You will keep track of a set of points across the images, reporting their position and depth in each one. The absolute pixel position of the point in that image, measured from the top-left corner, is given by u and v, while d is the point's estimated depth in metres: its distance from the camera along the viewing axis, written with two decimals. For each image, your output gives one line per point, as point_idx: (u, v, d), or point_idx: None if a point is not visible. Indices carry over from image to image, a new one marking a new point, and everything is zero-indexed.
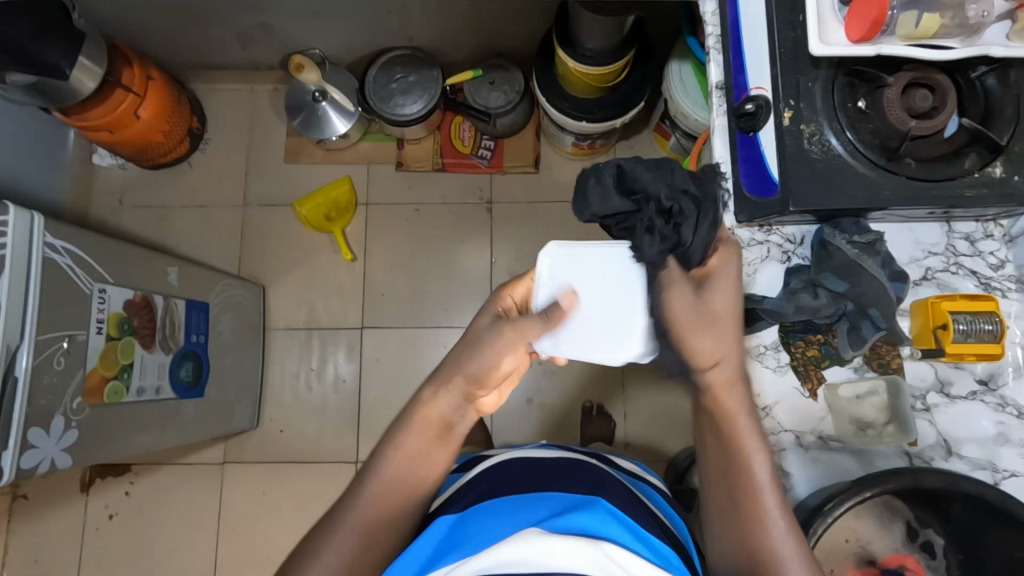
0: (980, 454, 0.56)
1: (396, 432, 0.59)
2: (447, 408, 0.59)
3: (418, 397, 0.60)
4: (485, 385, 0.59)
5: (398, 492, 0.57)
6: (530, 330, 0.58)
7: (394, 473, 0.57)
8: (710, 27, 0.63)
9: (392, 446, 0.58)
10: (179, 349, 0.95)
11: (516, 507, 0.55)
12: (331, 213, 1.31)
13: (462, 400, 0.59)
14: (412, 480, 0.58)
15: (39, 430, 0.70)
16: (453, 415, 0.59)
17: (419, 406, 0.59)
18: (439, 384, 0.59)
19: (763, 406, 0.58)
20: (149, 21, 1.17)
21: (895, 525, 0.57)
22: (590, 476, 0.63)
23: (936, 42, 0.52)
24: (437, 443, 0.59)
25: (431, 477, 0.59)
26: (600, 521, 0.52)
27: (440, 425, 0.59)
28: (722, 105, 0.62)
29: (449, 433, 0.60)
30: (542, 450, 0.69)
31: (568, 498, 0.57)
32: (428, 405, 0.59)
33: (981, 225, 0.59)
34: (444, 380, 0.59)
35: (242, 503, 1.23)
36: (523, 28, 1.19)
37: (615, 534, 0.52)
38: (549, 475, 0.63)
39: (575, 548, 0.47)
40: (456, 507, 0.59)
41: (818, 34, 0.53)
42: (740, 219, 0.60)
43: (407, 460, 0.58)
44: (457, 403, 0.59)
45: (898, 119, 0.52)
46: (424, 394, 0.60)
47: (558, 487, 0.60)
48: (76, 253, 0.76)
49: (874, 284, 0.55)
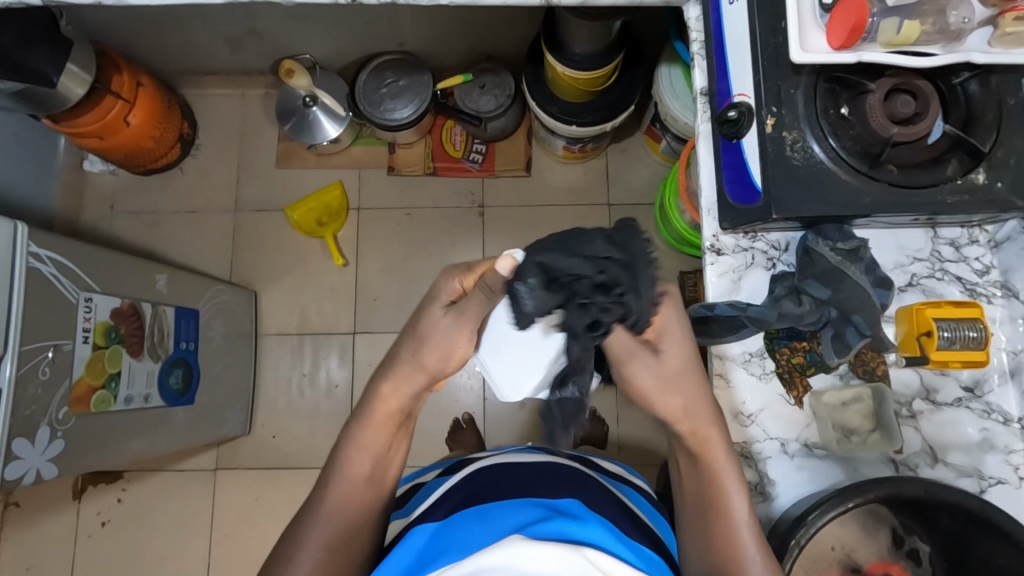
0: (965, 461, 0.56)
1: (356, 429, 0.57)
2: (403, 398, 0.56)
3: (372, 390, 0.57)
4: (442, 376, 0.56)
5: (358, 493, 0.57)
6: (476, 310, 0.50)
7: (359, 471, 0.57)
8: (694, 33, 0.63)
9: (352, 443, 0.57)
10: (168, 356, 0.95)
11: (498, 512, 0.55)
12: (323, 217, 1.30)
13: (421, 391, 0.57)
14: (377, 475, 0.58)
15: (24, 440, 0.70)
16: (411, 404, 0.57)
17: (375, 401, 0.56)
18: (396, 379, 0.56)
19: (747, 414, 0.58)
20: (138, 27, 1.17)
21: (882, 531, 0.56)
22: (572, 480, 0.63)
23: (918, 48, 0.52)
24: (393, 435, 0.58)
25: (391, 464, 0.59)
26: (580, 527, 0.52)
27: (397, 417, 0.57)
28: (705, 111, 0.63)
29: (405, 422, 0.59)
30: (529, 455, 0.69)
31: (550, 503, 0.56)
32: (385, 400, 0.56)
33: (967, 231, 0.59)
34: (397, 371, 0.55)
35: (234, 509, 1.23)
36: (512, 31, 1.19)
37: (593, 537, 0.51)
38: (533, 479, 0.62)
39: (557, 555, 0.46)
40: (436, 515, 0.58)
41: (799, 41, 0.52)
42: (724, 226, 0.60)
43: (372, 457, 0.57)
44: (413, 394, 0.56)
45: (880, 126, 0.52)
46: (378, 387, 0.57)
47: (541, 491, 0.59)
48: (61, 262, 0.75)
49: (857, 290, 0.55)
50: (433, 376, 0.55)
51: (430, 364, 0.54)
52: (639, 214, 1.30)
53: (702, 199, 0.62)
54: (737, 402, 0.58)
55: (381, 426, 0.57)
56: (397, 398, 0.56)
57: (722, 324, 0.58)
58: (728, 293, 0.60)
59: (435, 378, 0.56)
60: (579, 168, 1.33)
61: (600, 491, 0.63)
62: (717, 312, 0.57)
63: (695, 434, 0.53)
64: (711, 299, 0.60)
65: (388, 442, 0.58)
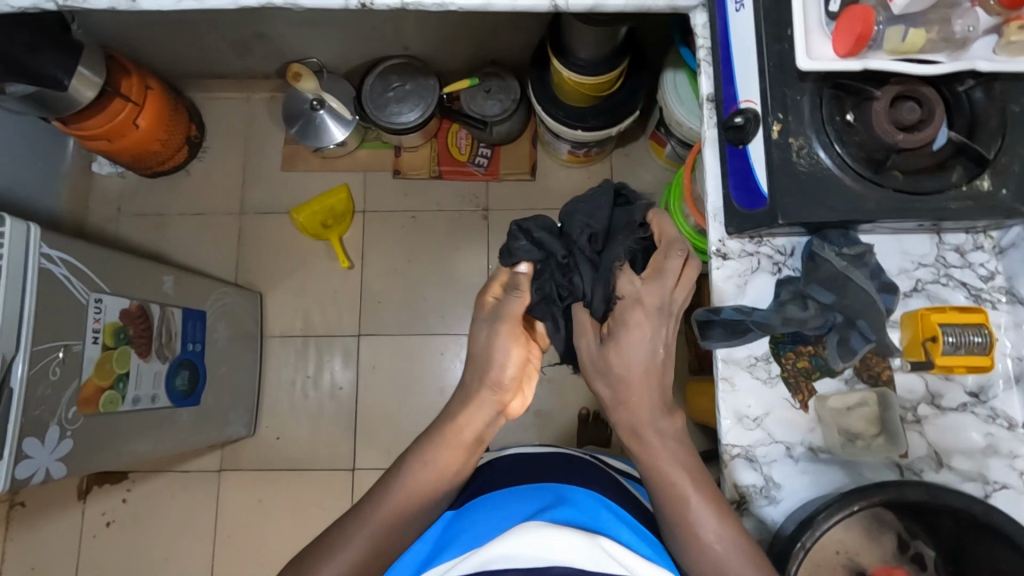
0: (970, 466, 0.56)
1: (424, 447, 0.58)
2: (480, 423, 0.60)
3: (449, 415, 0.60)
4: (509, 390, 0.60)
5: (414, 502, 0.56)
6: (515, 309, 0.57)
7: (426, 488, 0.57)
8: (700, 40, 0.64)
9: (419, 461, 0.58)
10: (175, 357, 0.95)
11: (508, 505, 0.55)
12: (328, 220, 1.31)
13: (495, 413, 0.60)
14: (434, 492, 0.57)
15: (34, 439, 0.70)
16: (485, 428, 0.60)
17: (452, 424, 0.59)
18: (469, 400, 0.60)
19: (754, 417, 0.58)
20: (148, 30, 1.18)
21: (886, 537, 0.56)
22: (584, 469, 0.64)
23: (922, 56, 0.52)
24: (465, 460, 0.59)
25: (455, 488, 0.59)
26: (594, 516, 0.53)
27: (473, 441, 0.60)
28: (712, 116, 0.63)
29: (477, 447, 0.60)
30: (537, 448, 0.70)
31: (563, 490, 0.57)
32: (461, 422, 0.59)
33: (972, 237, 0.59)
34: (471, 397, 0.60)
35: (239, 510, 1.23)
36: (519, 37, 1.20)
37: (613, 529, 0.52)
38: (542, 470, 0.63)
39: (568, 542, 0.46)
40: (452, 503, 0.60)
41: (805, 48, 0.53)
42: (730, 230, 0.60)
43: (439, 476, 0.58)
44: (490, 418, 0.60)
45: (887, 132, 0.52)
46: (453, 411, 0.60)
47: (554, 480, 0.60)
48: (72, 263, 0.76)
49: (862, 296, 0.56)
50: (500, 396, 0.59)
51: (492, 377, 0.58)
52: None
53: (708, 205, 0.62)
54: (742, 406, 0.58)
55: (455, 447, 0.58)
56: (473, 424, 0.59)
57: (726, 327, 0.59)
58: (733, 298, 0.60)
59: (503, 400, 0.60)
60: (583, 172, 1.34)
61: (610, 484, 0.63)
62: (723, 315, 0.58)
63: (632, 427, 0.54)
64: (716, 304, 0.60)
65: (459, 463, 0.59)
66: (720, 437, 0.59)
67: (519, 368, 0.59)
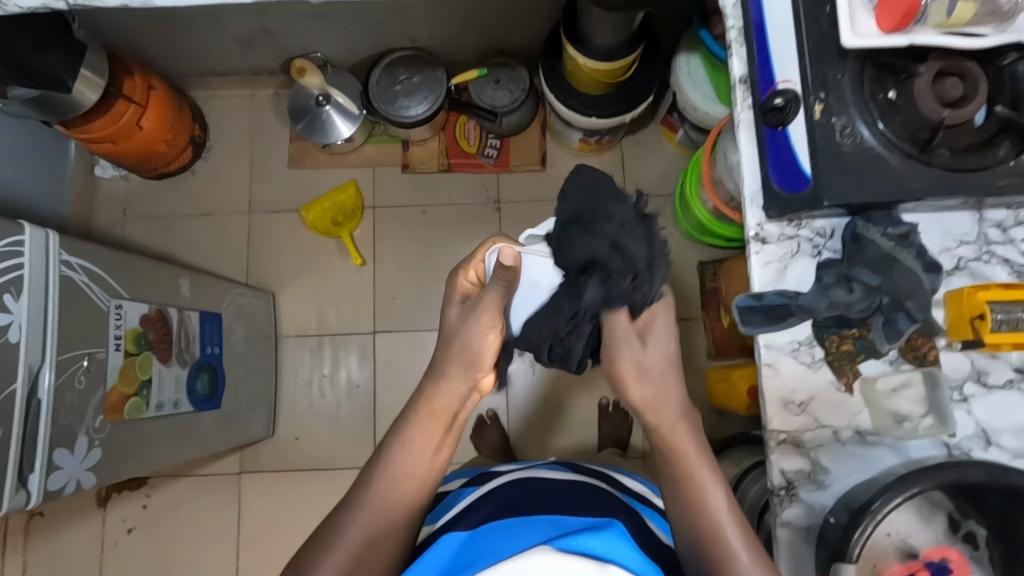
0: (1019, 444, 0.56)
1: (402, 429, 0.60)
2: (453, 401, 0.60)
3: (422, 393, 0.61)
4: (483, 368, 0.59)
5: (396, 491, 0.59)
6: (491, 300, 0.57)
7: (402, 474, 0.59)
8: (732, 20, 0.62)
9: (398, 442, 0.60)
10: (194, 361, 0.94)
11: (525, 528, 0.56)
12: (338, 217, 1.30)
13: (468, 390, 0.60)
14: (417, 475, 0.60)
15: (64, 450, 0.69)
16: (457, 405, 0.61)
17: (425, 403, 0.60)
18: (440, 378, 0.60)
19: (798, 402, 0.58)
20: (149, 28, 1.15)
21: (937, 517, 0.56)
22: (602, 502, 0.65)
23: (968, 29, 0.51)
24: (442, 438, 0.61)
25: (438, 471, 0.61)
26: (608, 542, 0.50)
27: (446, 423, 0.60)
28: (747, 99, 0.61)
29: (453, 425, 0.61)
30: (558, 475, 0.70)
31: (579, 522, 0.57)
32: (433, 400, 0.60)
33: (1013, 213, 0.59)
34: (444, 375, 0.59)
35: (260, 512, 1.23)
36: (529, 24, 1.18)
37: (623, 556, 0.50)
38: (564, 500, 0.64)
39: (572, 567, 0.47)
40: (464, 525, 0.60)
41: (850, 25, 0.52)
42: (770, 214, 0.59)
43: (416, 458, 0.59)
44: (462, 394, 0.60)
45: (930, 109, 0.51)
46: (427, 389, 0.61)
47: (566, 512, 0.61)
48: (92, 270, 0.74)
49: (908, 276, 0.56)
50: (475, 374, 0.59)
51: (467, 356, 0.57)
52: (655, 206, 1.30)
53: (744, 189, 0.61)
54: (786, 390, 0.58)
55: (432, 430, 0.60)
56: (449, 400, 0.60)
57: (768, 312, 0.58)
58: (774, 282, 0.59)
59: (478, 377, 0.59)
60: (594, 161, 1.33)
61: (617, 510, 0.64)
62: (766, 301, 0.57)
63: (663, 428, 0.57)
64: (758, 289, 0.59)
65: (435, 442, 0.60)
66: (765, 423, 0.58)
67: (495, 348, 0.58)
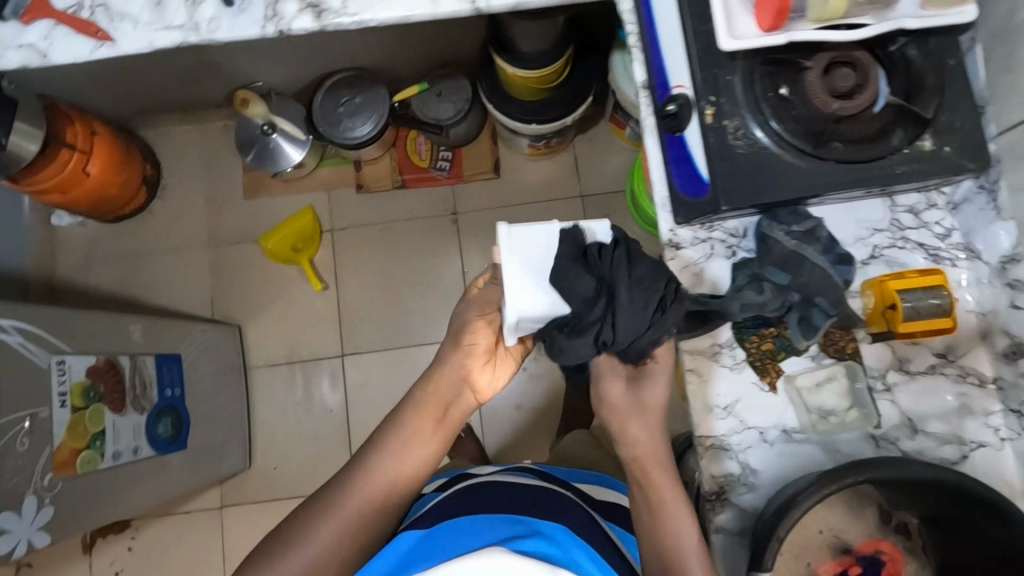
0: (945, 429, 0.55)
1: (400, 416, 0.65)
2: (448, 392, 0.66)
3: (424, 382, 0.66)
4: (472, 361, 0.65)
5: (385, 479, 0.62)
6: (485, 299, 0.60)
7: (395, 461, 0.63)
8: (629, 25, 0.61)
9: (395, 430, 0.64)
10: (152, 406, 0.94)
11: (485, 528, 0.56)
12: (297, 243, 1.29)
13: (460, 382, 0.66)
14: (406, 468, 0.63)
15: (10, 513, 0.70)
16: (450, 396, 0.66)
17: (427, 391, 0.66)
18: (439, 368, 0.66)
19: (722, 406, 0.57)
20: (86, 76, 1.15)
21: (868, 510, 0.55)
22: (565, 505, 0.63)
23: (848, 20, 0.50)
24: (433, 428, 0.65)
25: (429, 461, 0.64)
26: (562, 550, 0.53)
27: (441, 408, 0.65)
28: (649, 104, 0.61)
29: (446, 418, 0.66)
30: (529, 478, 0.68)
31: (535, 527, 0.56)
32: (433, 386, 0.66)
33: (924, 196, 0.58)
34: (442, 364, 0.66)
35: (244, 543, 1.23)
36: (467, 34, 1.17)
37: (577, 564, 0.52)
38: (529, 500, 0.62)
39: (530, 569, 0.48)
40: (422, 522, 0.59)
41: (727, 28, 0.52)
42: (678, 220, 0.58)
43: (409, 447, 0.63)
44: (455, 388, 0.66)
45: (822, 103, 0.51)
46: (428, 377, 0.66)
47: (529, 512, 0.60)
48: (28, 330, 0.75)
49: (817, 272, 0.55)
50: (465, 363, 0.65)
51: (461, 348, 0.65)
52: (612, 203, 1.30)
53: (654, 195, 0.60)
54: (711, 395, 0.57)
55: (429, 416, 0.65)
56: (446, 390, 0.66)
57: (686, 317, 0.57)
58: (691, 287, 0.59)
59: (467, 365, 0.65)
60: (548, 165, 1.32)
61: (584, 518, 0.62)
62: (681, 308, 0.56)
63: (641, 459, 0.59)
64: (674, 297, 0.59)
65: (427, 432, 0.64)
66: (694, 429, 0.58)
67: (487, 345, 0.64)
